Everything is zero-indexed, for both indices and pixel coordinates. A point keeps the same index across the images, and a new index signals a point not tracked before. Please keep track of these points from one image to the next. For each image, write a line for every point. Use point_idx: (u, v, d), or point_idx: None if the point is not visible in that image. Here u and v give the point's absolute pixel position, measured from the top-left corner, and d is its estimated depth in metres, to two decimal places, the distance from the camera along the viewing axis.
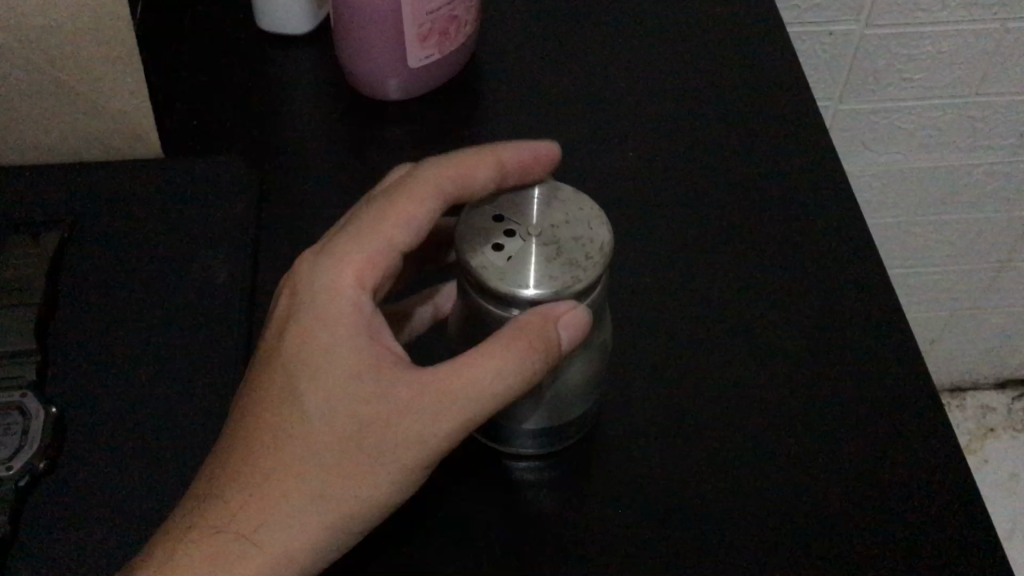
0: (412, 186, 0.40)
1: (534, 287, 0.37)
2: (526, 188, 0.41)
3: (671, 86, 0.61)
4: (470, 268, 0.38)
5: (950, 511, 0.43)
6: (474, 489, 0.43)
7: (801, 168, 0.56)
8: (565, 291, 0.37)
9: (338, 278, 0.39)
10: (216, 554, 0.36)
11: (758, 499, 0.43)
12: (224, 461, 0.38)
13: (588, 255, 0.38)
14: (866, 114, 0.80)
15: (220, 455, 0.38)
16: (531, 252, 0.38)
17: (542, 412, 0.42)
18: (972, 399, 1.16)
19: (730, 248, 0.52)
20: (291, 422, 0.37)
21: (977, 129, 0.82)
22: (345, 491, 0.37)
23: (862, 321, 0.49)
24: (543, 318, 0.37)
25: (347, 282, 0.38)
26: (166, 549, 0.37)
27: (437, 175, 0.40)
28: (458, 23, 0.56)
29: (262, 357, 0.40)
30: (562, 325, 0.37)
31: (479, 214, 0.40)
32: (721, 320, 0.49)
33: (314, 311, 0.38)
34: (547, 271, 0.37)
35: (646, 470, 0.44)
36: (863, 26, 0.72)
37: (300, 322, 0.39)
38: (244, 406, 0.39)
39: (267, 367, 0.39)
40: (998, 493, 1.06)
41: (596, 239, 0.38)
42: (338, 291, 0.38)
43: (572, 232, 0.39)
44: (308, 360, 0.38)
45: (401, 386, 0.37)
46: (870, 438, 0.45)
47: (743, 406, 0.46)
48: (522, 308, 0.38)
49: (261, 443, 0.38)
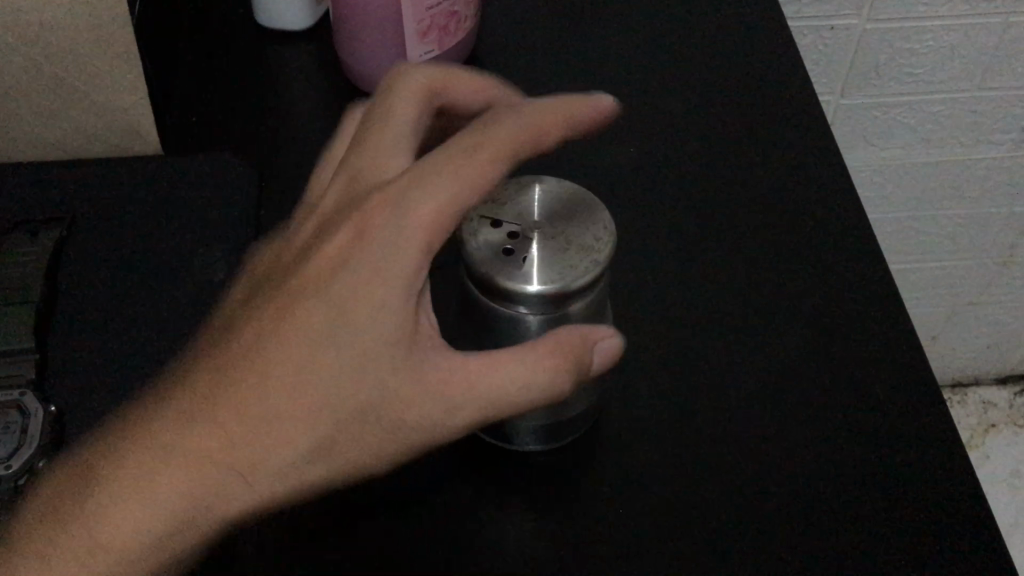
0: (489, 143, 0.36)
1: (566, 281, 0.37)
2: (508, 186, 0.41)
3: (671, 81, 0.60)
4: (484, 273, 0.37)
5: (954, 507, 0.42)
6: (476, 486, 0.43)
7: (803, 165, 0.55)
8: (593, 277, 0.37)
9: (395, 232, 0.36)
10: (189, 494, 0.36)
11: (761, 496, 0.42)
12: (229, 392, 0.36)
13: (598, 238, 0.38)
14: (867, 109, 0.79)
15: (234, 394, 0.36)
16: (546, 248, 0.38)
17: (546, 406, 0.42)
18: (973, 395, 1.15)
19: (731, 245, 0.52)
20: (315, 372, 0.36)
21: (979, 124, 0.82)
22: (338, 453, 0.37)
23: (864, 317, 0.49)
24: (581, 338, 0.37)
25: (409, 246, 0.35)
26: (129, 467, 0.37)
27: (514, 135, 0.37)
28: (458, 18, 0.56)
29: (291, 292, 0.37)
30: (596, 352, 0.38)
31: (475, 220, 0.39)
32: (722, 317, 0.49)
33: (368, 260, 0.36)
34: (560, 269, 0.37)
35: (648, 466, 0.44)
36: (865, 21, 0.72)
37: (346, 272, 0.36)
38: (261, 349, 0.37)
39: (294, 310, 0.37)
40: (1000, 489, 1.06)
41: (598, 221, 0.39)
42: (398, 253, 0.35)
43: (572, 219, 0.39)
44: (350, 316, 0.36)
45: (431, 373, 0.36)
46: (873, 434, 0.44)
47: (744, 403, 0.45)
48: (552, 305, 0.38)
49: (274, 412, 0.36)
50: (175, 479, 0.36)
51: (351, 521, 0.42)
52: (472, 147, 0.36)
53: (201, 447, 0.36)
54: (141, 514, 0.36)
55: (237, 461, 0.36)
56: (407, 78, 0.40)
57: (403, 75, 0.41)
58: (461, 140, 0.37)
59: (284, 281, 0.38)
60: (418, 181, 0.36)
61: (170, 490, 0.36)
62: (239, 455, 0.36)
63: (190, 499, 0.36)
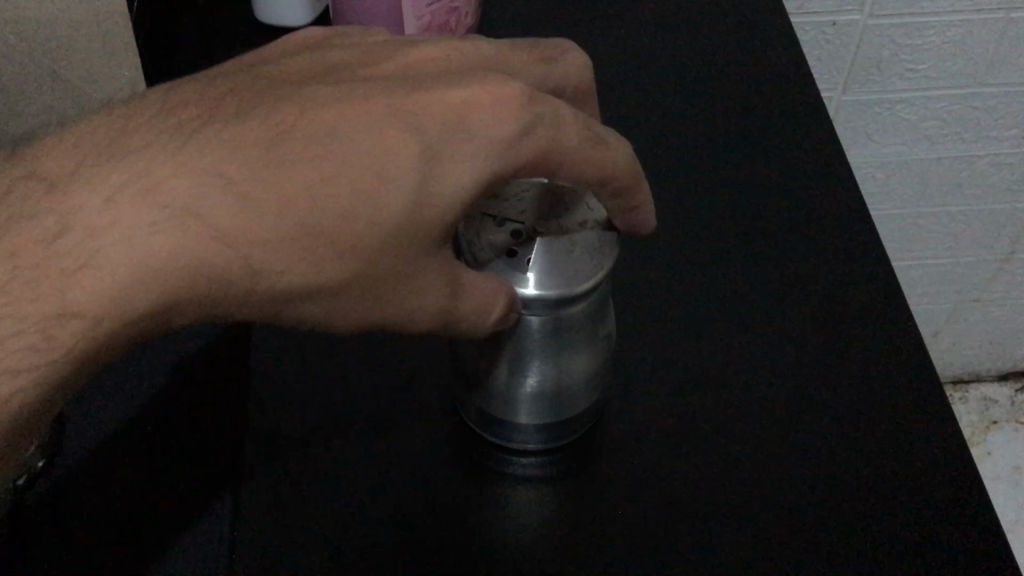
0: (575, 135, 0.36)
1: (580, 284, 0.37)
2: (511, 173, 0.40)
3: (671, 77, 0.60)
4: (495, 271, 0.37)
5: (959, 503, 0.42)
6: (475, 486, 0.43)
7: (806, 163, 0.55)
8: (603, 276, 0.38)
9: (487, 150, 0.35)
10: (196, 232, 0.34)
11: (763, 493, 0.42)
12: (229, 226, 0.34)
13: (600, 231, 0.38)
14: (869, 105, 0.79)
15: (292, 146, 0.34)
16: (551, 246, 0.37)
17: (546, 405, 0.42)
18: (975, 392, 1.15)
19: (732, 241, 0.52)
20: (315, 255, 0.35)
21: (981, 119, 0.81)
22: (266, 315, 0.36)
23: (866, 313, 0.48)
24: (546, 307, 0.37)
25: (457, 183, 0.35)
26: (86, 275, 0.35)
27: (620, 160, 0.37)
28: (457, 15, 0.56)
29: (358, 127, 0.35)
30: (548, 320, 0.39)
31: (474, 220, 0.38)
32: (722, 314, 0.49)
33: (449, 167, 0.35)
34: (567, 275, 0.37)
35: (648, 465, 0.43)
36: (866, 16, 0.71)
37: (424, 156, 0.35)
38: (316, 154, 0.34)
39: (355, 140, 0.35)
40: (1002, 486, 1.06)
41: (597, 212, 0.39)
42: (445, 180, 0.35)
43: (572, 210, 0.39)
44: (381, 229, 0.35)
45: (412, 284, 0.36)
46: (876, 431, 0.44)
47: (745, 400, 0.45)
48: (565, 307, 0.38)
49: (299, 239, 0.34)
50: (183, 181, 0.34)
51: (351, 521, 0.42)
52: (589, 134, 0.36)
53: (225, 152, 0.34)
54: (137, 201, 0.34)
55: (242, 254, 0.34)
56: (570, 58, 0.40)
57: (547, 44, 0.40)
58: (579, 116, 0.37)
59: (335, 107, 0.35)
60: (538, 121, 0.35)
61: (166, 186, 0.34)
62: (237, 257, 0.34)
63: (182, 196, 0.34)
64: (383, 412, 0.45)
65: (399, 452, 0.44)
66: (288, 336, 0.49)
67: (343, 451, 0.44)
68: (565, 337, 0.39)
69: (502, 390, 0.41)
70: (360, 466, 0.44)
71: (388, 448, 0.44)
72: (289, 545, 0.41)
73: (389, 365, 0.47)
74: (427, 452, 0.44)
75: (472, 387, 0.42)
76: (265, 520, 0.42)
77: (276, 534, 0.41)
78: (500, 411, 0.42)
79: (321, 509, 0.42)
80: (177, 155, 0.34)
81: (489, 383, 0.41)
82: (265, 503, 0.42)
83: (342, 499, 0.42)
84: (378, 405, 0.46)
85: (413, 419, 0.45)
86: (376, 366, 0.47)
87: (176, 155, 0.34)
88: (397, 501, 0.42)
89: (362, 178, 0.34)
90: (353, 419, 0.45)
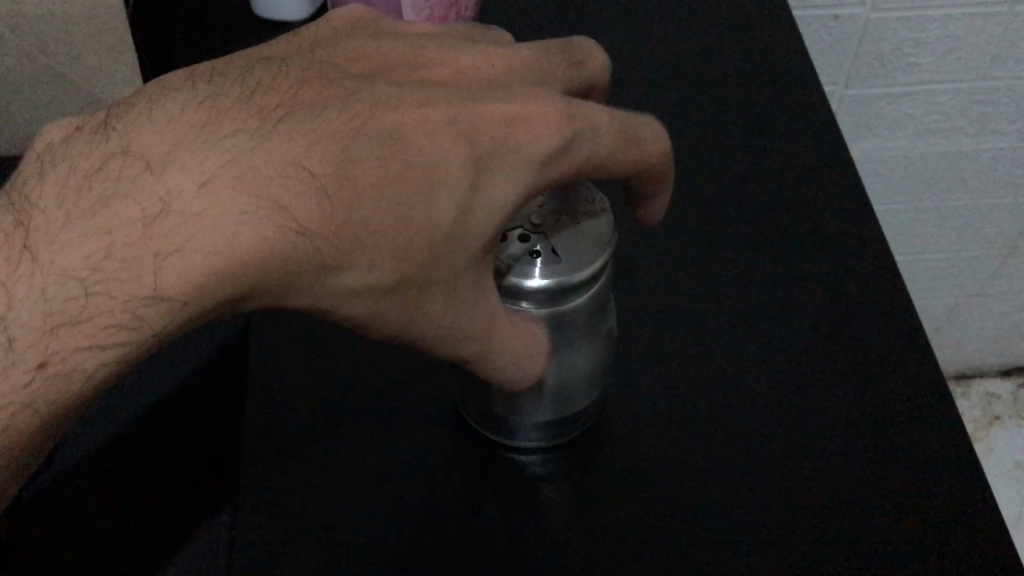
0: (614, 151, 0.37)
1: (600, 254, 0.37)
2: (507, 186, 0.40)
3: (670, 72, 0.60)
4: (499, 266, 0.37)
5: (965, 499, 0.41)
6: (477, 484, 0.43)
7: (809, 159, 0.55)
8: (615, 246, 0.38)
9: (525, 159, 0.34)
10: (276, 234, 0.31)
11: (767, 491, 0.42)
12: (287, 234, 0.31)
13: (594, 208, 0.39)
14: (871, 99, 0.79)
15: (351, 151, 0.33)
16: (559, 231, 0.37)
17: (548, 401, 0.41)
18: (977, 387, 1.15)
19: (733, 236, 0.51)
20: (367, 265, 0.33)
21: (984, 113, 0.81)
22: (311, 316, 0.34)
23: (869, 310, 0.48)
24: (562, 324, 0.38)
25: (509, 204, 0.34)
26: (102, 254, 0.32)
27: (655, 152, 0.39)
28: (456, 10, 0.55)
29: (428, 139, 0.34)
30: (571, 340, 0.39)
31: None
32: (723, 310, 0.48)
33: (505, 178, 0.34)
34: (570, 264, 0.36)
35: (651, 462, 0.43)
36: (869, 10, 0.71)
37: (495, 177, 0.34)
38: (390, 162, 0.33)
39: (424, 148, 0.33)
40: (1005, 481, 1.06)
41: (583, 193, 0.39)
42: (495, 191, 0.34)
43: (564, 200, 0.39)
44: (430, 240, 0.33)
45: (457, 308, 0.35)
46: (880, 428, 0.44)
47: (747, 397, 0.45)
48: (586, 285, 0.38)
49: (364, 242, 0.32)
50: (261, 172, 0.31)
51: (351, 521, 0.41)
52: (624, 136, 0.37)
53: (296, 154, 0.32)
54: (222, 190, 0.31)
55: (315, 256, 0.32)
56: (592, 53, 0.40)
57: (575, 42, 0.40)
58: (617, 118, 0.37)
59: (407, 113, 0.34)
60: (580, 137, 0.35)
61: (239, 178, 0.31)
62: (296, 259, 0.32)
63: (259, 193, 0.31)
64: (384, 411, 0.45)
65: (400, 450, 0.44)
66: (286, 334, 0.48)
67: (342, 450, 0.44)
68: (567, 333, 0.39)
69: (505, 387, 0.41)
70: (360, 466, 0.43)
71: (388, 446, 0.44)
72: (289, 543, 0.41)
73: (389, 362, 0.47)
74: (427, 450, 0.44)
75: (472, 384, 0.42)
76: (264, 517, 0.42)
77: (275, 532, 0.41)
78: (502, 407, 0.42)
79: (321, 506, 0.42)
80: (249, 147, 0.32)
81: (490, 379, 0.41)
82: (264, 501, 0.42)
83: (342, 497, 0.42)
84: (379, 403, 0.45)
85: (413, 417, 0.45)
86: (389, 370, 0.47)
87: (246, 143, 0.32)
88: (397, 499, 0.42)
89: (420, 185, 0.33)
90: (353, 418, 0.45)
